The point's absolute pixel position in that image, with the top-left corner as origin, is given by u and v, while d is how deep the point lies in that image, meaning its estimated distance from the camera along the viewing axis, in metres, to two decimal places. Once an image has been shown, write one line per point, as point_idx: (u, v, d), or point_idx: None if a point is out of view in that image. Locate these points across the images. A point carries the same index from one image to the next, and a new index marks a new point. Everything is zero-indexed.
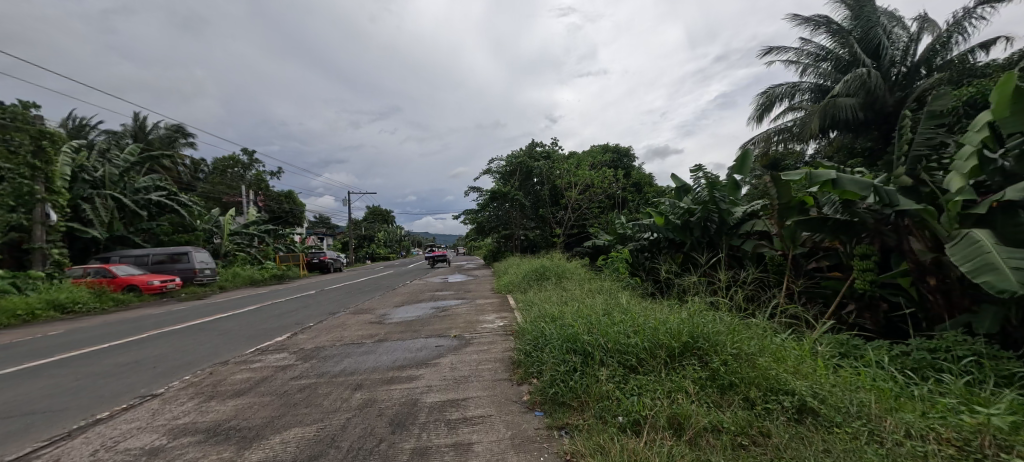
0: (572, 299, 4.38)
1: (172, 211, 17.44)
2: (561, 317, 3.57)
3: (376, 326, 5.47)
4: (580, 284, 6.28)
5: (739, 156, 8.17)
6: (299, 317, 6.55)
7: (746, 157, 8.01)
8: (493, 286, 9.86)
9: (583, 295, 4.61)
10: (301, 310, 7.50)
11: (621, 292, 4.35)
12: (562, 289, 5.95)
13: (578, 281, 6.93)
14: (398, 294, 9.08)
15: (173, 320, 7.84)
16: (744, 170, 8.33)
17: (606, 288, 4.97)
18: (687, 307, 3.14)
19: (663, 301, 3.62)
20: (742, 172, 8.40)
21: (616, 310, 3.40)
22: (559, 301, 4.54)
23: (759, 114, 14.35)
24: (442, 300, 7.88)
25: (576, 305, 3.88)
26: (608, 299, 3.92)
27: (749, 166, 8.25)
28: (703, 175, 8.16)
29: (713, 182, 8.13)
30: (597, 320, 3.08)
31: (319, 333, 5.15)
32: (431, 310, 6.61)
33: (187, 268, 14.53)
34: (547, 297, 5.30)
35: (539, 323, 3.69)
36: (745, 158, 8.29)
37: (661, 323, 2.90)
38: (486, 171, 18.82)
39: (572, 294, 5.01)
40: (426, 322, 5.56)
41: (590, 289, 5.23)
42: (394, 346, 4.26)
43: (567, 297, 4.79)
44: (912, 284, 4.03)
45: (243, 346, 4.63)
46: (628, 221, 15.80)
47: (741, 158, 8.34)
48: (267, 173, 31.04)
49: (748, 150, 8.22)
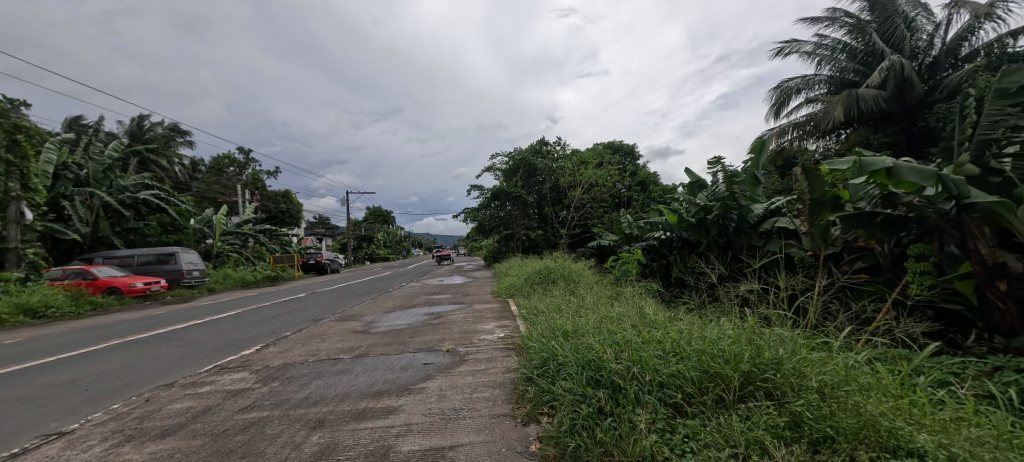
0: (588, 309, 3.71)
1: (161, 210, 16.86)
2: (577, 332, 2.92)
3: (358, 337, 4.79)
4: (589, 289, 5.63)
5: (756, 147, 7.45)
6: (277, 325, 5.89)
7: (765, 149, 7.31)
8: (492, 289, 9.22)
9: (599, 303, 3.93)
10: (282, 316, 6.86)
11: (643, 301, 3.66)
12: (571, 296, 5.28)
13: (586, 286, 6.27)
14: (392, 298, 8.44)
15: (145, 326, 7.20)
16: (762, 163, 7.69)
17: (624, 296, 4.29)
18: (737, 322, 2.49)
19: (700, 314, 2.96)
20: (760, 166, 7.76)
21: (646, 325, 2.73)
22: (572, 311, 3.87)
23: (776, 109, 13.66)
24: (437, 304, 7.23)
25: (595, 316, 3.22)
26: (633, 309, 3.26)
27: (767, 158, 7.52)
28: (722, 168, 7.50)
29: (731, 177, 7.44)
30: (625, 340, 2.42)
31: (292, 345, 4.49)
32: (423, 317, 5.96)
33: (173, 270, 13.91)
34: (556, 304, 4.63)
35: (549, 338, 3.03)
36: (763, 148, 7.57)
37: (709, 342, 2.25)
38: (486, 169, 18.22)
39: (585, 301, 4.35)
40: (418, 332, 4.91)
41: (605, 296, 4.55)
42: (373, 364, 3.58)
43: (581, 305, 4.12)
44: (975, 290, 3.00)
45: (200, 362, 3.97)
46: (634, 221, 15.19)
47: (758, 149, 7.62)
48: (264, 173, 30.52)
49: (765, 140, 7.51)
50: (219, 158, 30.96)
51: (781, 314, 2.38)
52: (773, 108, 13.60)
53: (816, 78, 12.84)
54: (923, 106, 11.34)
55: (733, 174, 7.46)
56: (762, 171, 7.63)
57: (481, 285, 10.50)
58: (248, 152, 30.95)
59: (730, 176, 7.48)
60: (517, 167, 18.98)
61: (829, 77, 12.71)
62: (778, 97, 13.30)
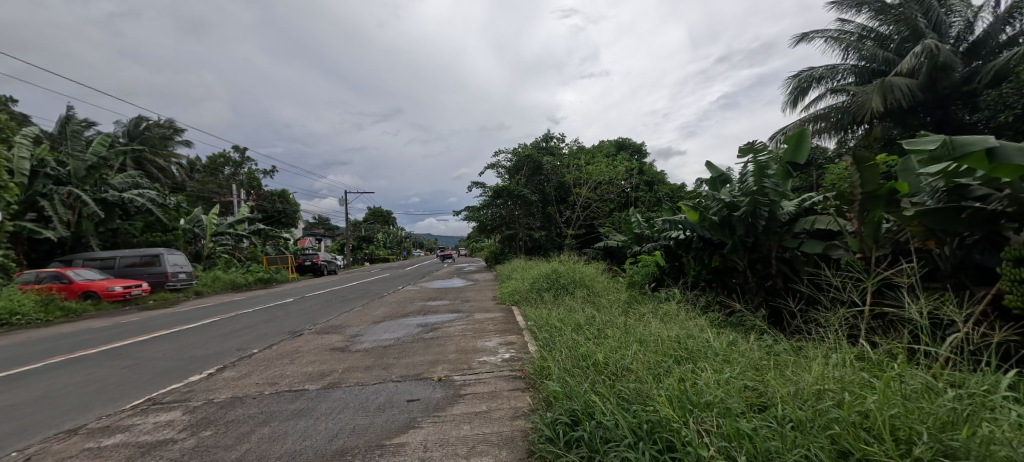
0: (623, 330, 2.92)
1: (148, 210, 16.18)
2: (621, 371, 2.11)
3: (335, 357, 4.01)
4: (607, 301, 4.86)
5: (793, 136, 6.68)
6: (247, 339, 5.09)
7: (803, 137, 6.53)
8: (494, 295, 8.43)
9: (632, 322, 3.13)
10: (258, 326, 6.10)
11: (694, 323, 2.88)
12: (589, 308, 4.47)
13: (605, 295, 5.47)
14: (384, 305, 7.68)
15: (105, 337, 6.42)
16: (799, 155, 6.88)
17: (661, 312, 3.48)
18: (863, 368, 1.70)
19: (789, 353, 2.18)
20: (797, 158, 6.94)
21: (720, 367, 1.91)
22: (602, 330, 3.09)
23: (793, 98, 12.93)
24: (433, 313, 6.44)
25: (639, 345, 2.42)
26: (689, 336, 2.45)
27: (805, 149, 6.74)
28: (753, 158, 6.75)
29: (763, 168, 6.69)
30: (701, 393, 1.61)
31: (253, 369, 3.70)
32: (415, 329, 5.20)
33: (156, 272, 13.12)
34: (574, 319, 3.82)
35: (579, 380, 2.22)
36: (802, 137, 6.78)
37: (842, 404, 1.45)
38: (488, 166, 17.42)
39: (615, 317, 3.54)
40: (406, 350, 4.14)
41: (634, 312, 3.75)
42: (343, 400, 2.79)
43: (611, 323, 3.32)
44: None
45: (131, 395, 3.19)
46: (644, 220, 14.42)
47: (797, 138, 6.82)
48: (261, 172, 29.88)
49: (805, 129, 6.72)
50: (215, 156, 30.31)
51: (934, 352, 1.60)
52: (790, 97, 12.87)
53: (840, 67, 12.09)
54: (958, 96, 10.62)
55: (765, 163, 6.70)
56: (798, 164, 6.85)
57: (482, 289, 9.71)
58: (243, 152, 30.21)
59: (762, 167, 6.72)
60: (521, 164, 18.15)
61: (854, 66, 11.97)
62: (797, 85, 12.55)
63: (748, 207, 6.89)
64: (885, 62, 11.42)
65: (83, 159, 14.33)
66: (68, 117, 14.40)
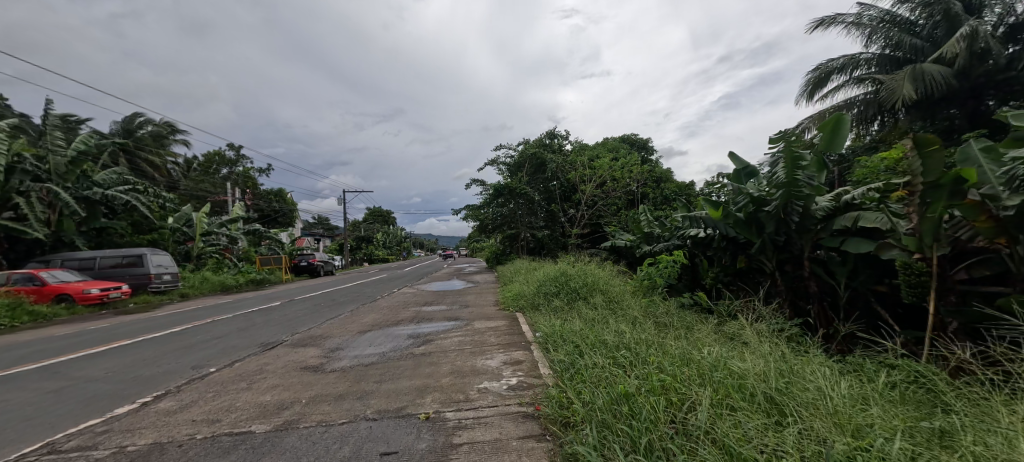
0: (673, 359, 2.21)
1: (134, 209, 15.57)
2: (700, 439, 1.40)
3: (304, 380, 3.29)
4: (629, 316, 4.14)
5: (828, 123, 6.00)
6: (209, 354, 4.39)
7: (840, 123, 5.81)
8: (497, 300, 7.71)
9: (681, 347, 2.43)
10: (228, 337, 5.37)
11: (767, 354, 2.20)
12: (607, 321, 3.81)
13: (623, 309, 4.77)
14: (374, 310, 6.96)
15: (60, 347, 5.73)
16: (836, 144, 6.14)
17: (709, 338, 2.79)
18: None
19: (951, 420, 1.50)
20: (833, 147, 6.20)
21: (885, 451, 1.19)
22: (640, 357, 2.39)
23: (810, 90, 12.10)
24: (427, 321, 5.73)
25: (713, 392, 1.72)
26: (783, 381, 1.74)
27: (841, 137, 6.05)
28: (785, 147, 6.00)
29: (798, 157, 5.97)
30: None
31: (197, 397, 2.98)
32: (405, 341, 4.49)
33: (139, 274, 12.45)
34: (595, 336, 3.14)
35: (632, 449, 1.50)
36: (838, 124, 6.08)
37: None
38: (489, 163, 16.70)
39: (651, 336, 2.85)
40: (391, 370, 3.43)
41: (670, 333, 3.05)
42: (294, 451, 2.07)
43: (647, 345, 2.62)
44: None
45: (26, 439, 2.46)
46: (653, 218, 13.71)
47: (833, 125, 6.10)
48: (257, 171, 29.28)
49: (842, 114, 6.01)
50: (210, 155, 29.71)
51: None
52: (808, 88, 12.05)
53: (862, 56, 11.30)
54: (994, 85, 9.88)
55: (799, 152, 5.97)
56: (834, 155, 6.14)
57: (483, 293, 9.01)
58: (238, 150, 29.54)
59: (796, 155, 5.98)
60: (523, 161, 17.40)
61: (877, 54, 11.18)
62: (816, 76, 11.75)
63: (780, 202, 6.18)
64: (913, 49, 10.63)
65: (63, 154, 13.69)
66: (47, 111, 13.73)
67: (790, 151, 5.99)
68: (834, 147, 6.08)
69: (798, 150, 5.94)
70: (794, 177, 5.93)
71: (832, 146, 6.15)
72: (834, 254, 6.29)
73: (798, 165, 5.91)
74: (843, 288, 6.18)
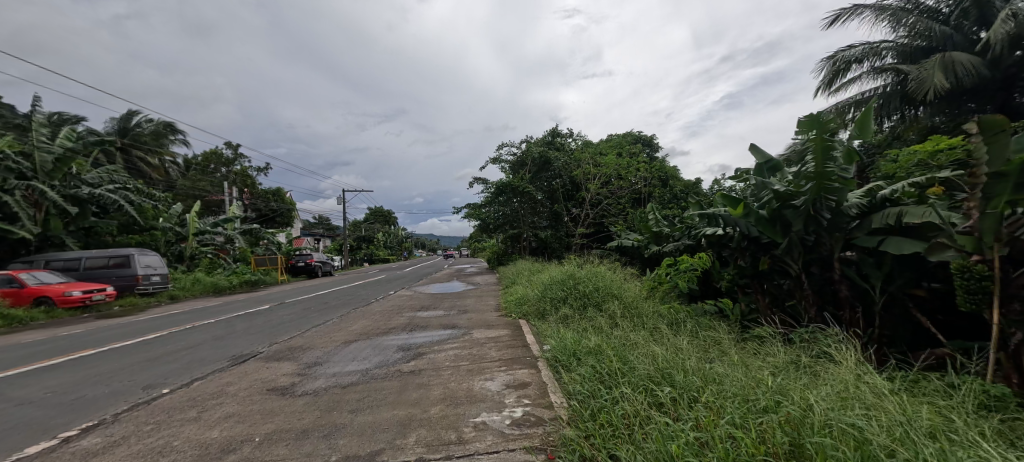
0: (731, 403, 1.71)
1: (123, 208, 15.11)
2: None
3: (265, 408, 2.72)
4: (651, 332, 3.59)
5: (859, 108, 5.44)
6: (168, 370, 3.85)
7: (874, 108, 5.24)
8: (498, 304, 7.16)
9: (733, 384, 1.94)
10: (199, 347, 4.85)
11: (853, 402, 1.73)
12: (622, 338, 3.31)
13: (641, 322, 4.20)
14: (366, 316, 6.43)
15: (19, 356, 5.22)
16: (867, 131, 5.57)
17: (754, 368, 2.31)
18: None
19: None
20: (864, 135, 5.63)
21: None
22: (681, 398, 1.88)
23: (829, 80, 11.48)
24: (420, 329, 5.18)
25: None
26: (921, 453, 1.26)
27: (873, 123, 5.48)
28: (816, 136, 5.40)
29: (830, 146, 5.39)
30: None
31: (128, 433, 2.42)
32: (393, 354, 3.95)
33: (126, 275, 11.94)
34: (611, 358, 2.65)
35: None
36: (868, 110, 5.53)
37: None
38: (491, 160, 16.16)
39: (682, 362, 2.37)
40: (373, 394, 2.90)
41: (700, 357, 2.57)
42: None
43: (684, 376, 2.13)
44: None
45: None
46: (661, 217, 13.17)
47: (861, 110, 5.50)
48: (255, 170, 28.83)
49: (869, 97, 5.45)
50: (208, 153, 29.24)
51: None
52: (826, 79, 11.42)
53: (883, 45, 10.70)
54: None
55: (831, 139, 5.39)
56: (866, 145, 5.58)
57: (483, 296, 8.45)
58: (236, 149, 29.11)
59: (826, 144, 5.41)
60: (526, 158, 16.84)
61: (902, 44, 10.53)
62: (835, 66, 11.13)
63: (811, 196, 5.60)
64: (941, 39, 9.96)
65: (50, 151, 13.21)
66: (33, 107, 13.28)
67: (822, 139, 5.41)
68: (866, 135, 5.51)
69: (830, 137, 5.36)
70: (826, 168, 5.37)
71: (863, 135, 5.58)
72: (869, 256, 5.72)
73: (830, 154, 5.34)
74: (878, 293, 5.60)
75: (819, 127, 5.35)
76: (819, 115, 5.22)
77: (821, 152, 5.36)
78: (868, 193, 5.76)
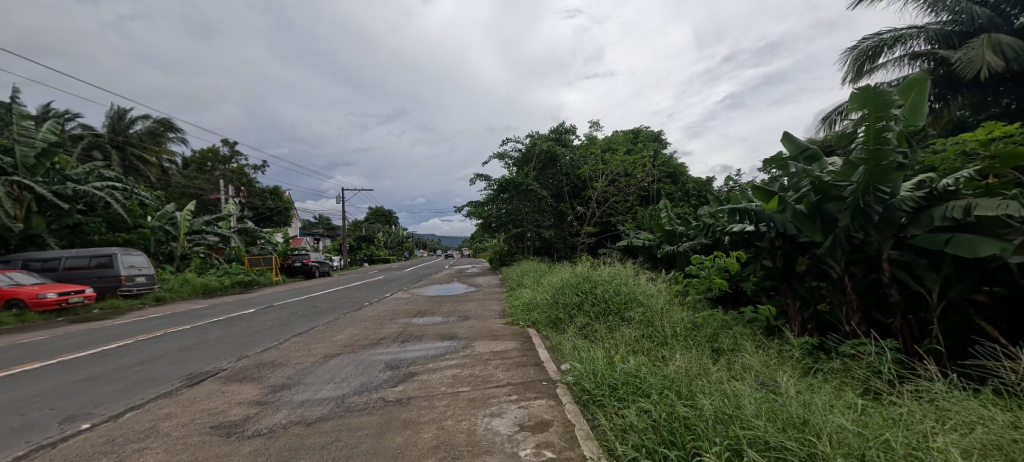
0: None
1: (110, 205, 14.47)
2: None
3: (198, 459, 2.03)
4: (696, 358, 2.93)
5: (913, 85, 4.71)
6: (102, 395, 3.14)
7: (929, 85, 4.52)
8: (503, 309, 6.48)
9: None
10: (156, 361, 4.16)
11: None
12: (664, 364, 2.68)
13: (676, 339, 3.51)
14: (354, 323, 5.74)
15: None
16: (920, 115, 4.82)
17: (885, 429, 1.66)
18: None
19: None
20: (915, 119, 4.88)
21: None
22: None
23: (858, 68, 10.80)
24: (414, 339, 4.49)
25: None
26: None
27: (928, 105, 4.75)
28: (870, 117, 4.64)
29: (885, 128, 4.64)
30: None
31: None
32: (378, 374, 3.27)
33: (108, 276, 11.26)
34: (665, 401, 2.04)
35: None
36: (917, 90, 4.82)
37: None
38: (494, 156, 15.45)
39: (784, 412, 1.72)
40: (345, 435, 2.20)
41: (788, 399, 1.95)
42: None
43: (790, 438, 1.52)
44: None
45: None
46: (673, 215, 12.45)
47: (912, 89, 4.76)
48: (252, 168, 28.20)
49: (920, 74, 4.72)
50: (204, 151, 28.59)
51: None
52: (855, 67, 10.75)
53: (912, 31, 10.01)
54: None
55: (886, 119, 4.65)
56: (915, 130, 4.87)
57: (486, 300, 7.77)
58: (233, 146, 28.48)
59: (881, 124, 4.66)
60: (531, 154, 16.15)
61: (939, 27, 9.80)
62: (864, 55, 10.46)
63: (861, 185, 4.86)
64: (984, 19, 9.22)
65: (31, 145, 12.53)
66: (15, 100, 12.63)
67: (876, 118, 4.67)
68: (916, 118, 4.79)
69: (886, 116, 4.62)
70: (881, 152, 4.64)
71: (911, 116, 4.85)
72: (927, 256, 5.01)
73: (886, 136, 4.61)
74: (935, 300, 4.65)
75: (875, 104, 4.60)
76: (876, 88, 4.47)
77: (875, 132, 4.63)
78: (919, 185, 5.03)
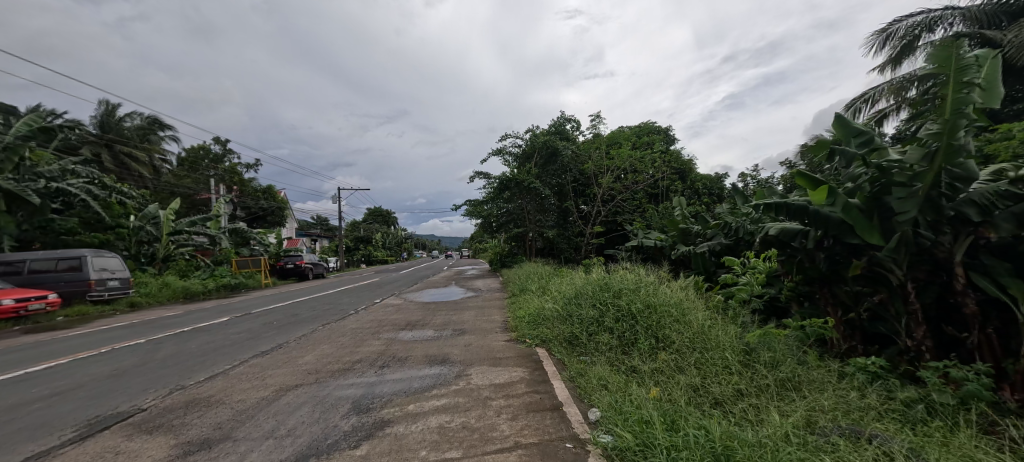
0: None
1: (87, 204, 13.60)
2: None
3: None
4: (789, 421, 2.08)
5: (982, 63, 3.73)
6: None
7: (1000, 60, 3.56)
8: (505, 321, 5.60)
9: None
10: (69, 394, 3.29)
11: None
12: (754, 435, 1.86)
13: (737, 377, 2.66)
14: (330, 338, 4.89)
15: None
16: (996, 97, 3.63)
17: None
18: None
19: None
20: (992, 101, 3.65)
21: None
22: None
23: (892, 53, 9.95)
24: (396, 364, 3.62)
25: None
26: None
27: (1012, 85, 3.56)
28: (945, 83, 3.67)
29: (965, 98, 3.55)
30: None
31: None
32: (340, 422, 2.41)
33: (78, 279, 10.43)
34: None
35: None
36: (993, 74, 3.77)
37: None
38: (494, 151, 14.54)
39: None
40: None
41: None
42: None
43: None
44: None
45: None
46: (686, 212, 11.56)
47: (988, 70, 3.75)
48: (245, 166, 27.28)
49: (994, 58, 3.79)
50: (195, 149, 27.65)
51: None
52: (890, 51, 9.92)
53: (947, 12, 9.17)
54: None
55: (967, 88, 3.56)
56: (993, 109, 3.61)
57: (485, 308, 6.89)
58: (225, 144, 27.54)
59: (960, 93, 3.58)
60: (532, 149, 15.18)
61: (982, 6, 8.95)
62: (898, 38, 9.59)
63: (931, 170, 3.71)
64: None
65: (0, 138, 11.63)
66: None
67: (953, 85, 3.63)
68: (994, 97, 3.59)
69: (966, 85, 3.57)
70: (958, 124, 3.52)
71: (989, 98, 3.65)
72: None
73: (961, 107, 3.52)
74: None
75: (954, 67, 3.63)
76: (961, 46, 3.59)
77: (953, 101, 3.57)
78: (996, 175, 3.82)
